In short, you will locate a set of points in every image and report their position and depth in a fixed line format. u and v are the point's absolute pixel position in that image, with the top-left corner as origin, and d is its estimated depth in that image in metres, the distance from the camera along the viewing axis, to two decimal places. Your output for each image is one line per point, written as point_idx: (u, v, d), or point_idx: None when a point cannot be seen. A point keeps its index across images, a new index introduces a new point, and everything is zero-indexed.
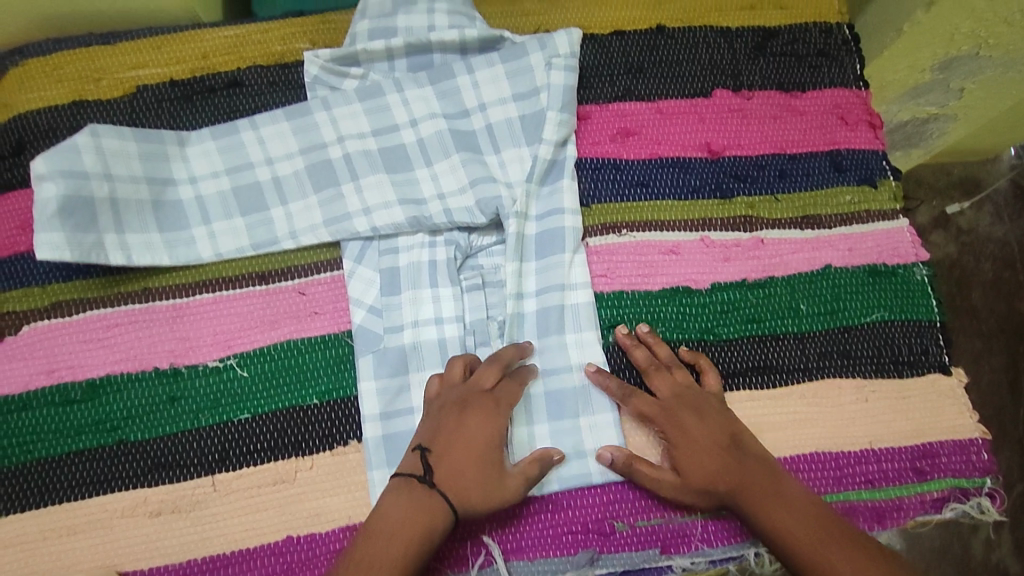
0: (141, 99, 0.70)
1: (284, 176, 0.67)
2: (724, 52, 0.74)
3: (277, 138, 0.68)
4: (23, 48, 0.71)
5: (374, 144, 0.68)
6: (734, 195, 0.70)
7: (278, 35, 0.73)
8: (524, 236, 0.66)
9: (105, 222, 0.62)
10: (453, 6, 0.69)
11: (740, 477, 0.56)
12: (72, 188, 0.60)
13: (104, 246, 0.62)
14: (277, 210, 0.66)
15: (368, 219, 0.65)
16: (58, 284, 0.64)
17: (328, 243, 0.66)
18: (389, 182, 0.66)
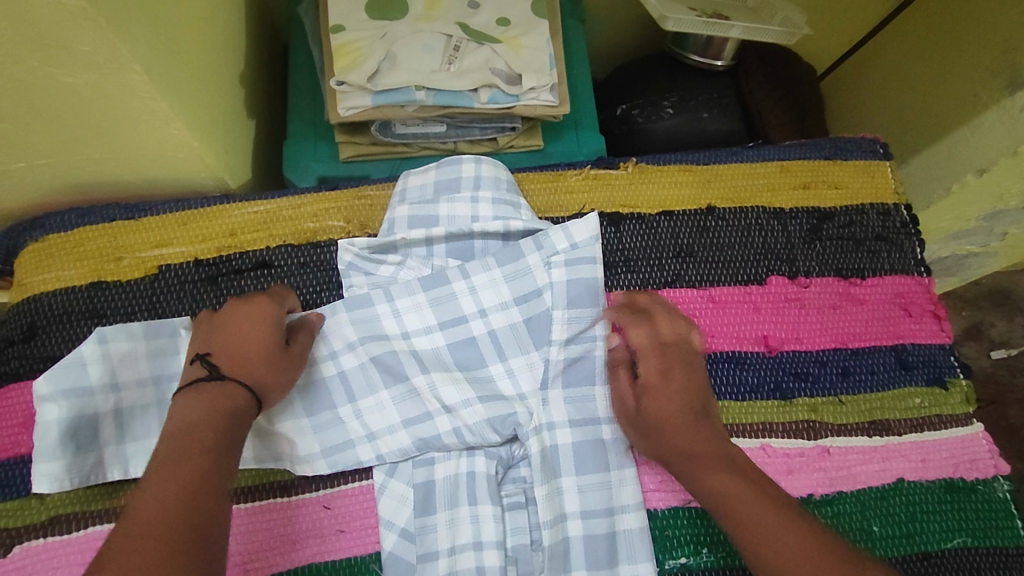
0: (163, 280, 0.65)
1: (350, 370, 0.63)
2: (778, 236, 0.71)
3: (336, 328, 0.63)
4: (44, 221, 0.67)
5: (366, 355, 0.63)
6: (796, 395, 0.65)
7: (311, 211, 0.69)
8: (555, 446, 0.61)
9: (115, 436, 0.58)
10: (498, 193, 0.66)
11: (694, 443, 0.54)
12: (76, 406, 0.57)
13: (117, 463, 0.58)
14: (344, 410, 0.62)
15: (372, 446, 0.60)
16: (56, 494, 0.57)
17: (328, 476, 0.60)
18: (391, 401, 0.62)
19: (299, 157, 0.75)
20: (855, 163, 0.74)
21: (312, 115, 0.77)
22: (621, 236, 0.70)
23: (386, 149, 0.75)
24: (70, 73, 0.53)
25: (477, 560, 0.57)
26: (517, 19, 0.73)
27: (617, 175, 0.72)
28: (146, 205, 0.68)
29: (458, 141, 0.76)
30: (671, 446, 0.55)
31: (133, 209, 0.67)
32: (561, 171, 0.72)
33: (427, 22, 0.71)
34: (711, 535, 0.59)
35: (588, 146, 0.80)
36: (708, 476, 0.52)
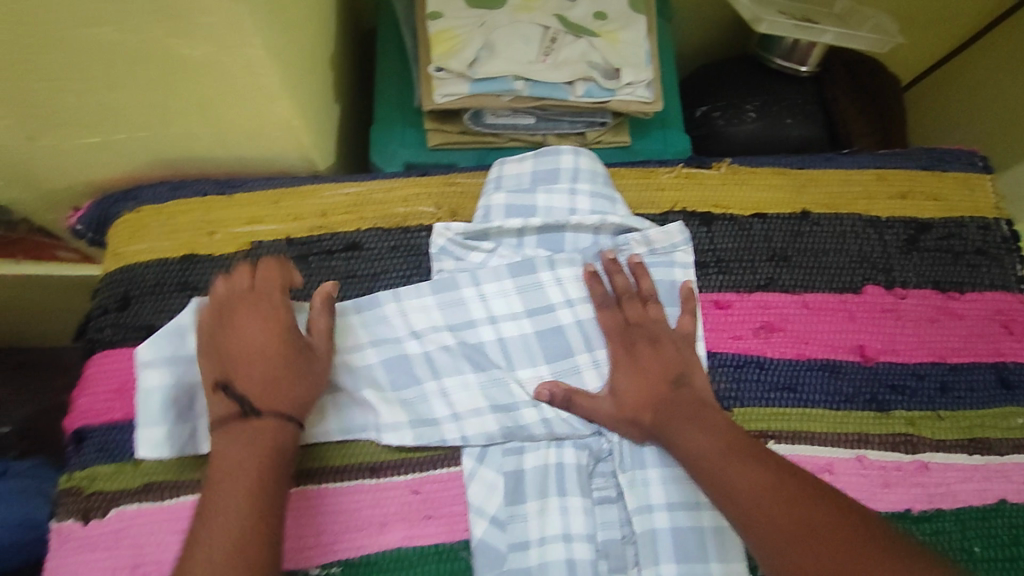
0: (254, 256, 0.65)
1: (434, 351, 0.62)
2: (874, 244, 0.69)
3: (419, 310, 0.63)
4: (140, 192, 0.68)
5: (450, 337, 0.62)
6: (892, 408, 0.63)
7: (402, 195, 0.68)
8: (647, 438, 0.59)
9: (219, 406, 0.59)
10: (594, 187, 0.65)
11: (668, 407, 0.56)
12: (176, 375, 0.57)
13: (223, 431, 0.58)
14: (430, 385, 0.61)
15: (458, 427, 0.59)
16: (150, 462, 0.58)
17: (412, 445, 0.59)
18: (476, 384, 0.61)
19: (387, 143, 0.75)
20: (954, 174, 0.73)
21: (399, 101, 0.77)
22: (713, 237, 0.69)
23: (475, 139, 0.75)
24: (189, 45, 0.53)
25: (566, 552, 0.55)
26: (615, 13, 0.72)
27: (710, 175, 0.71)
28: (239, 182, 0.68)
29: (546, 134, 0.75)
30: (652, 408, 0.57)
31: (225, 185, 0.67)
32: (652, 168, 0.71)
33: (526, 12, 0.70)
34: None
35: (674, 145, 0.79)
36: (679, 430, 0.55)
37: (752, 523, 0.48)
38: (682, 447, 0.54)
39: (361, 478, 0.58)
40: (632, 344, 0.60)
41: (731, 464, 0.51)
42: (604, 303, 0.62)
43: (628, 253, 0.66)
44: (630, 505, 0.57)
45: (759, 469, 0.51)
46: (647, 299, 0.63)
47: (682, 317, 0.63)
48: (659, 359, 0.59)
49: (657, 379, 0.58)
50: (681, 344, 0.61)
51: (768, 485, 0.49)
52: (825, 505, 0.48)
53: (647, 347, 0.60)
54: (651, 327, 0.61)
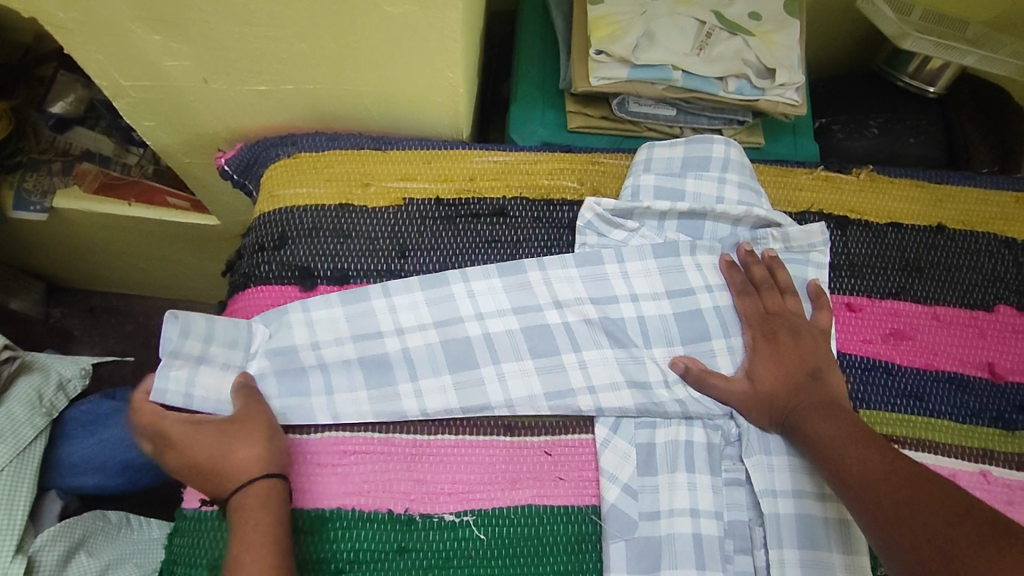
0: (406, 212, 0.67)
1: (572, 323, 0.63)
2: (1009, 265, 0.69)
3: (564, 282, 0.64)
4: (298, 139, 0.71)
5: (592, 311, 0.63)
6: (1018, 428, 0.64)
7: (547, 168, 0.71)
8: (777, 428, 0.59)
9: (310, 383, 0.60)
10: (742, 179, 0.67)
11: (801, 398, 0.58)
12: (278, 363, 0.61)
13: (311, 409, 0.59)
14: (569, 356, 0.62)
15: (593, 399, 0.60)
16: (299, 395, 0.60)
17: (553, 409, 0.60)
18: (611, 359, 0.62)
19: (527, 120, 0.77)
20: None
21: (541, 81, 0.79)
22: (847, 240, 0.70)
23: (614, 125, 0.77)
24: (393, 2, 0.56)
25: (694, 526, 0.57)
26: (769, 15, 0.73)
27: (848, 180, 0.72)
28: (392, 140, 0.71)
29: (684, 127, 0.76)
30: (778, 402, 0.59)
31: (381, 141, 0.70)
32: (790, 168, 0.73)
33: (684, 7, 0.72)
34: None
35: (804, 151, 0.80)
36: (808, 420, 0.56)
37: (877, 520, 0.47)
38: (810, 434, 0.55)
39: (492, 433, 0.60)
40: (771, 333, 0.62)
41: (851, 445, 0.52)
42: (743, 290, 0.64)
43: (764, 247, 0.67)
44: (757, 486, 0.58)
45: (877, 456, 0.51)
46: (785, 290, 0.64)
47: (817, 314, 0.64)
48: (798, 352, 0.60)
49: (794, 366, 0.60)
50: (820, 339, 0.62)
51: (884, 466, 0.50)
52: (941, 491, 0.46)
53: (788, 338, 0.61)
54: (792, 321, 0.62)
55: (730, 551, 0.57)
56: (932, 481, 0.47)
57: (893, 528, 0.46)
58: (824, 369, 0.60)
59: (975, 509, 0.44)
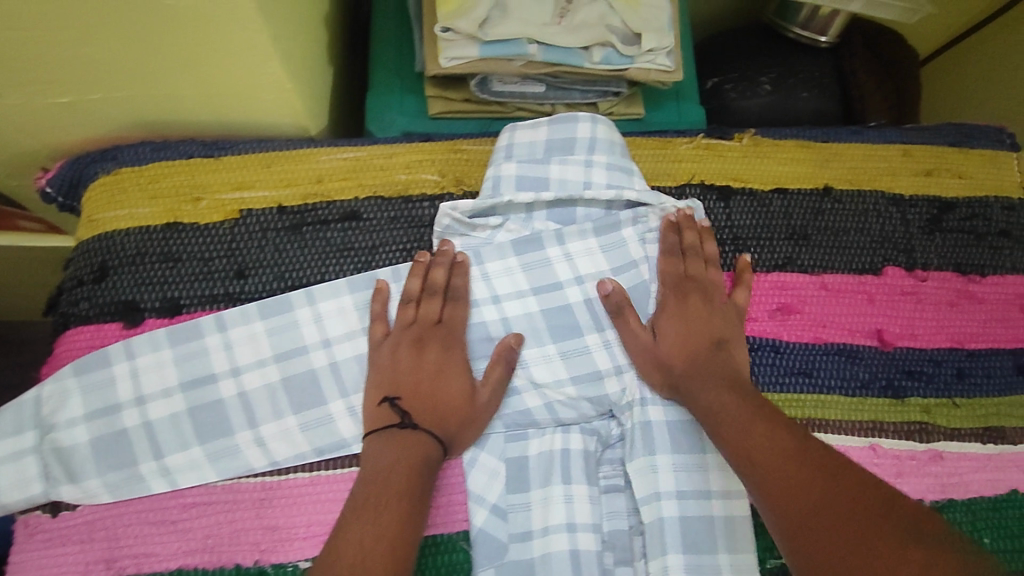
0: (244, 225, 0.60)
1: None
2: (896, 224, 0.67)
3: None
4: (118, 152, 0.62)
5: None
6: (907, 394, 0.62)
7: (404, 161, 0.64)
8: (649, 423, 0.58)
9: (135, 450, 0.54)
10: (611, 158, 0.62)
11: (699, 361, 0.56)
12: (97, 429, 0.55)
13: (142, 477, 0.54)
14: None
15: None
16: (119, 461, 0.54)
17: None
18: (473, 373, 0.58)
19: (384, 109, 0.70)
20: (981, 152, 0.70)
21: (397, 65, 0.71)
22: (730, 213, 0.66)
23: (481, 107, 0.70)
24: None
25: (570, 542, 0.54)
26: None
27: (730, 147, 0.68)
28: (227, 143, 0.63)
29: (556, 104, 0.70)
30: (670, 367, 0.57)
31: (212, 146, 0.62)
32: (670, 139, 0.68)
33: None
34: None
35: (689, 118, 0.74)
36: (705, 386, 0.54)
37: (773, 492, 0.46)
38: (707, 402, 0.54)
39: (351, 464, 0.56)
40: (684, 296, 0.60)
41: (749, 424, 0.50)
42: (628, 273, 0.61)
43: (643, 225, 0.63)
44: (638, 494, 0.56)
45: (775, 439, 0.49)
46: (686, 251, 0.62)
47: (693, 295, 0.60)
48: (707, 318, 0.59)
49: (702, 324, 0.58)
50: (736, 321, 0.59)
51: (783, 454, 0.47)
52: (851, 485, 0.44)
53: (700, 301, 0.59)
54: (709, 290, 0.60)
55: (609, 564, 0.55)
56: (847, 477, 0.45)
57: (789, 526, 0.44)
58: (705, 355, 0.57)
59: (890, 507, 0.42)
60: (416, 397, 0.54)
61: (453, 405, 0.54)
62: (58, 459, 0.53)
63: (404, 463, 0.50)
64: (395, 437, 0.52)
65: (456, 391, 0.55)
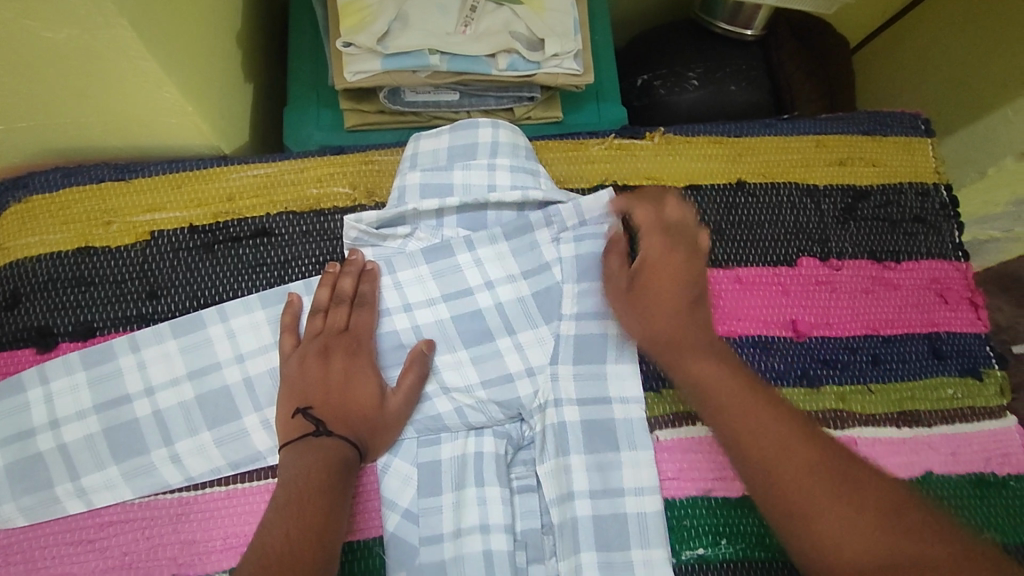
0: (155, 246, 0.62)
1: None
2: (811, 215, 0.67)
3: None
4: (28, 180, 0.63)
5: None
6: (823, 383, 0.62)
7: (315, 175, 0.65)
8: (562, 423, 0.59)
9: (50, 471, 0.55)
10: (515, 161, 0.63)
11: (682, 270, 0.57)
12: (11, 453, 0.56)
13: (57, 499, 0.55)
14: None
15: None
16: (32, 486, 0.55)
17: None
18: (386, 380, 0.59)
19: (301, 124, 0.70)
20: (895, 139, 0.71)
21: (313, 77, 0.71)
22: None
23: (394, 119, 0.70)
24: (50, 27, 0.46)
25: (484, 543, 0.55)
26: None
27: (642, 145, 0.68)
28: (138, 166, 0.64)
29: (471, 110, 0.70)
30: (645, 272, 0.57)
31: (123, 169, 0.63)
32: (582, 140, 0.68)
33: None
34: (734, 525, 0.57)
35: (609, 117, 0.75)
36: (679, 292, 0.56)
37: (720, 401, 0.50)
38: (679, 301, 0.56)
39: (266, 476, 0.56)
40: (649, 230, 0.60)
41: (794, 454, 0.46)
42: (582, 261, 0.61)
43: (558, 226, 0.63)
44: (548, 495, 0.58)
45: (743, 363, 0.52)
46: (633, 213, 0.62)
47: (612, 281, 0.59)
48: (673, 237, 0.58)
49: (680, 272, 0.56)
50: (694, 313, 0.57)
51: (848, 497, 0.44)
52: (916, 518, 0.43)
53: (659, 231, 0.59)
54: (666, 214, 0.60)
55: (523, 563, 0.56)
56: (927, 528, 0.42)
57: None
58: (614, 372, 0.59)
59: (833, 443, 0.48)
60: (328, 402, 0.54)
61: (365, 409, 0.55)
62: None
63: (318, 466, 0.50)
64: (309, 444, 0.52)
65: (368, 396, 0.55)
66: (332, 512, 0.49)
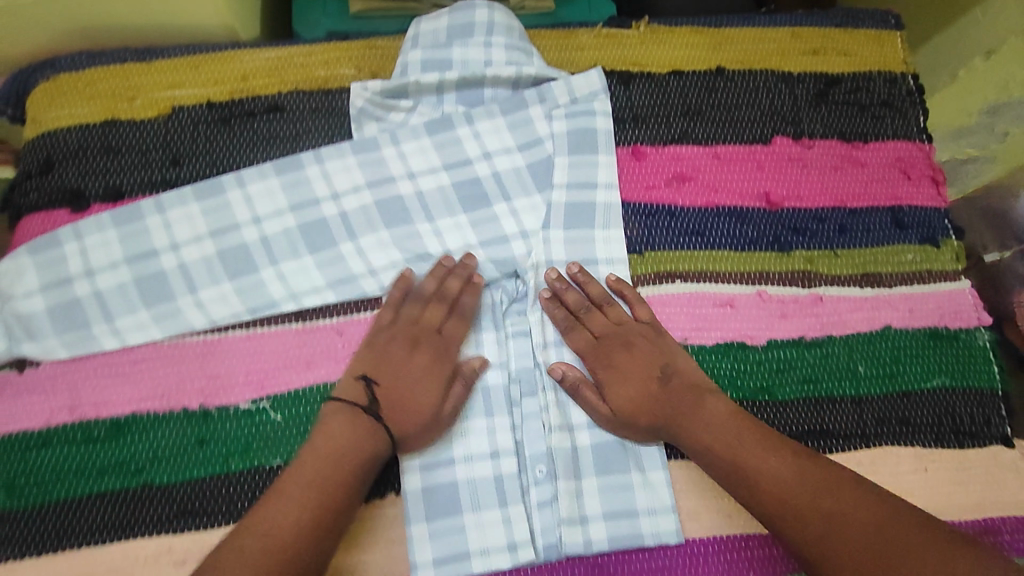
0: (176, 120, 0.67)
1: (352, 211, 0.65)
2: (785, 98, 0.72)
3: (342, 173, 0.66)
4: (56, 60, 0.68)
5: (370, 198, 0.66)
6: (793, 248, 0.68)
7: (323, 59, 0.70)
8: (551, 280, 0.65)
9: (88, 315, 0.62)
10: (510, 41, 0.68)
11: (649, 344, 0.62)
12: (51, 299, 0.62)
13: (95, 337, 0.61)
14: (346, 246, 0.65)
15: (376, 280, 0.64)
16: (73, 327, 0.61)
17: (336, 304, 0.64)
18: (391, 238, 0.65)
19: (310, 11, 0.75)
20: (866, 32, 0.75)
21: None
22: (630, 94, 0.70)
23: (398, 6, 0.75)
24: None
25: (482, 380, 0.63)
26: None
27: (629, 35, 0.73)
28: (157, 49, 0.69)
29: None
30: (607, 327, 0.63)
31: (144, 51, 0.68)
32: (573, 30, 0.73)
33: None
34: (707, 368, 0.64)
35: (597, 12, 0.80)
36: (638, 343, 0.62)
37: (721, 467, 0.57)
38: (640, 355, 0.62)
39: (283, 323, 0.63)
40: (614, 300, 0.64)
41: (783, 468, 0.54)
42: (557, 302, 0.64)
43: (548, 101, 0.69)
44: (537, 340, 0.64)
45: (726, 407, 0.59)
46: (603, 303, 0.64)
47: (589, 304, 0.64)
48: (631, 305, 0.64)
49: (649, 384, 0.60)
50: (653, 338, 0.62)
51: (831, 490, 0.53)
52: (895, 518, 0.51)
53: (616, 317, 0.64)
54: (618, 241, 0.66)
55: (517, 396, 0.63)
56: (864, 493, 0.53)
57: (824, 546, 0.51)
58: (602, 305, 0.64)
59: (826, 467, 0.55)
60: (385, 390, 0.58)
61: (418, 405, 0.58)
62: (17, 325, 0.61)
63: (308, 484, 0.53)
64: (347, 418, 0.57)
65: (426, 403, 0.59)
66: (318, 477, 0.54)
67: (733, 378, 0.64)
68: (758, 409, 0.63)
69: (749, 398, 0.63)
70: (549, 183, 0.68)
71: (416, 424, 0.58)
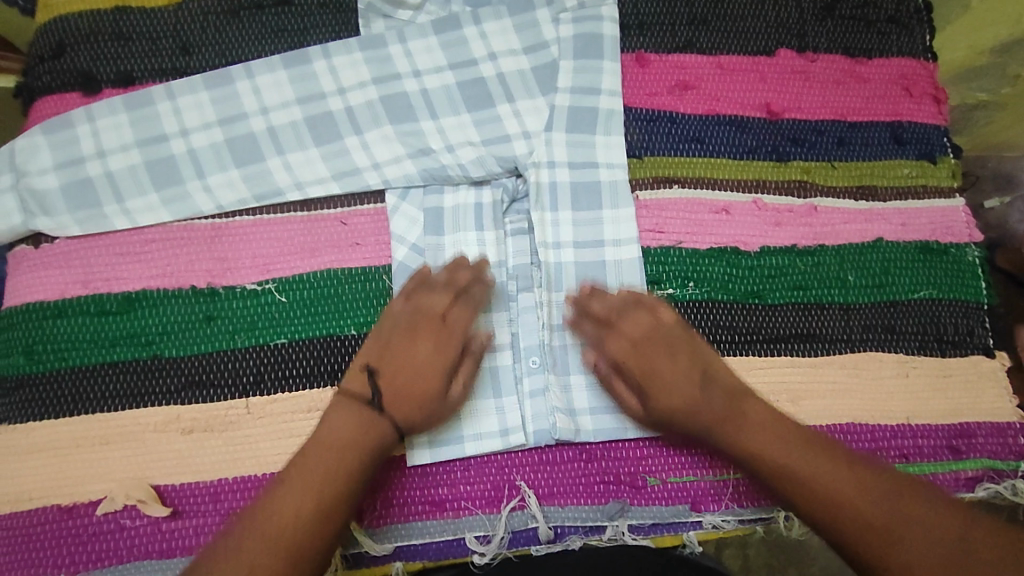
0: (185, 10, 0.67)
1: (357, 106, 0.66)
2: (792, 11, 0.72)
3: (349, 67, 0.67)
4: None
5: (375, 93, 0.66)
6: (790, 158, 0.69)
7: None
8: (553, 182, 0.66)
9: (100, 196, 0.63)
10: None
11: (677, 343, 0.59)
12: (65, 179, 0.63)
13: (107, 216, 0.63)
14: (351, 141, 0.65)
15: (379, 174, 0.65)
16: (86, 205, 0.63)
17: (339, 197, 0.65)
18: (395, 134, 0.66)
19: None
20: None
21: None
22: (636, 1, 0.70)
23: None
24: None
25: None
26: None
27: None
28: None
29: None
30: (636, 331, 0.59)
31: None
32: None
33: None
34: (700, 271, 0.65)
35: None
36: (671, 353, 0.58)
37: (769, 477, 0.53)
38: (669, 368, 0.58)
39: (289, 211, 0.65)
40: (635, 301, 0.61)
41: (845, 483, 0.51)
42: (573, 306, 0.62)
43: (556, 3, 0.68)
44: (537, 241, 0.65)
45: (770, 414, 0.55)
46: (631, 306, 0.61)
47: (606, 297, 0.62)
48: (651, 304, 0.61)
49: (683, 385, 0.57)
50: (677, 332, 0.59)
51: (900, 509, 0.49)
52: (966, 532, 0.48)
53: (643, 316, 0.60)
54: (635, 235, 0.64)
55: (514, 291, 0.65)
56: (935, 506, 0.49)
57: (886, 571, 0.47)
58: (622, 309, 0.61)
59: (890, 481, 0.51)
60: (392, 379, 0.56)
61: (428, 391, 0.57)
62: (33, 202, 0.63)
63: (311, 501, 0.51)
64: (360, 411, 0.55)
65: (433, 382, 0.57)
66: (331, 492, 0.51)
67: (725, 281, 0.65)
68: (747, 310, 0.65)
69: (738, 301, 0.65)
70: (553, 87, 0.67)
71: (426, 412, 0.57)
